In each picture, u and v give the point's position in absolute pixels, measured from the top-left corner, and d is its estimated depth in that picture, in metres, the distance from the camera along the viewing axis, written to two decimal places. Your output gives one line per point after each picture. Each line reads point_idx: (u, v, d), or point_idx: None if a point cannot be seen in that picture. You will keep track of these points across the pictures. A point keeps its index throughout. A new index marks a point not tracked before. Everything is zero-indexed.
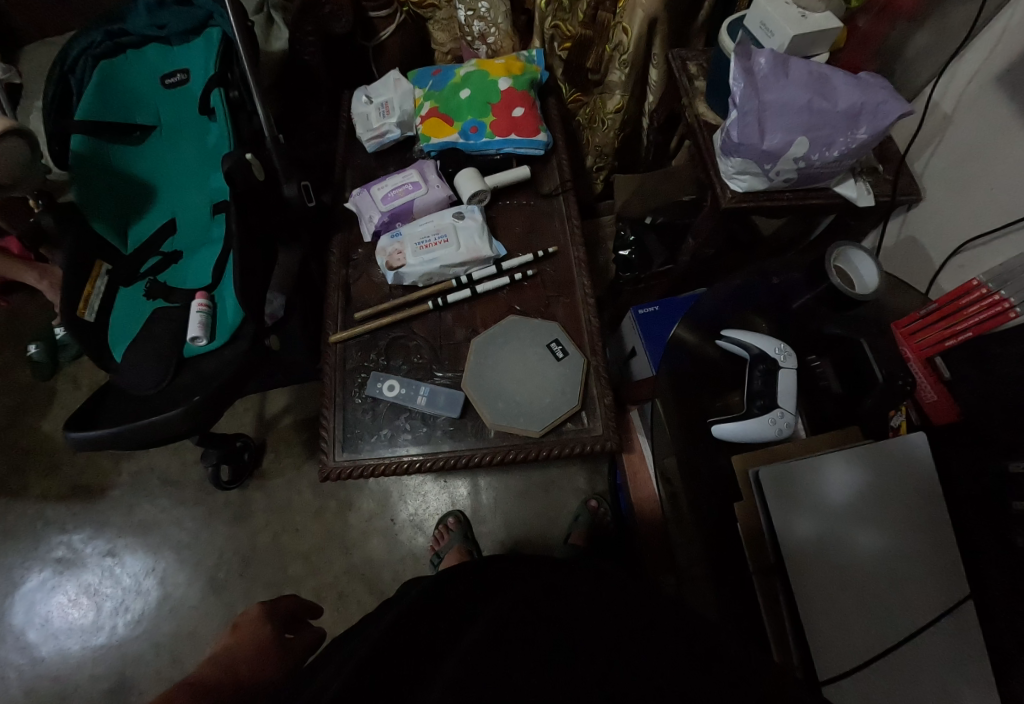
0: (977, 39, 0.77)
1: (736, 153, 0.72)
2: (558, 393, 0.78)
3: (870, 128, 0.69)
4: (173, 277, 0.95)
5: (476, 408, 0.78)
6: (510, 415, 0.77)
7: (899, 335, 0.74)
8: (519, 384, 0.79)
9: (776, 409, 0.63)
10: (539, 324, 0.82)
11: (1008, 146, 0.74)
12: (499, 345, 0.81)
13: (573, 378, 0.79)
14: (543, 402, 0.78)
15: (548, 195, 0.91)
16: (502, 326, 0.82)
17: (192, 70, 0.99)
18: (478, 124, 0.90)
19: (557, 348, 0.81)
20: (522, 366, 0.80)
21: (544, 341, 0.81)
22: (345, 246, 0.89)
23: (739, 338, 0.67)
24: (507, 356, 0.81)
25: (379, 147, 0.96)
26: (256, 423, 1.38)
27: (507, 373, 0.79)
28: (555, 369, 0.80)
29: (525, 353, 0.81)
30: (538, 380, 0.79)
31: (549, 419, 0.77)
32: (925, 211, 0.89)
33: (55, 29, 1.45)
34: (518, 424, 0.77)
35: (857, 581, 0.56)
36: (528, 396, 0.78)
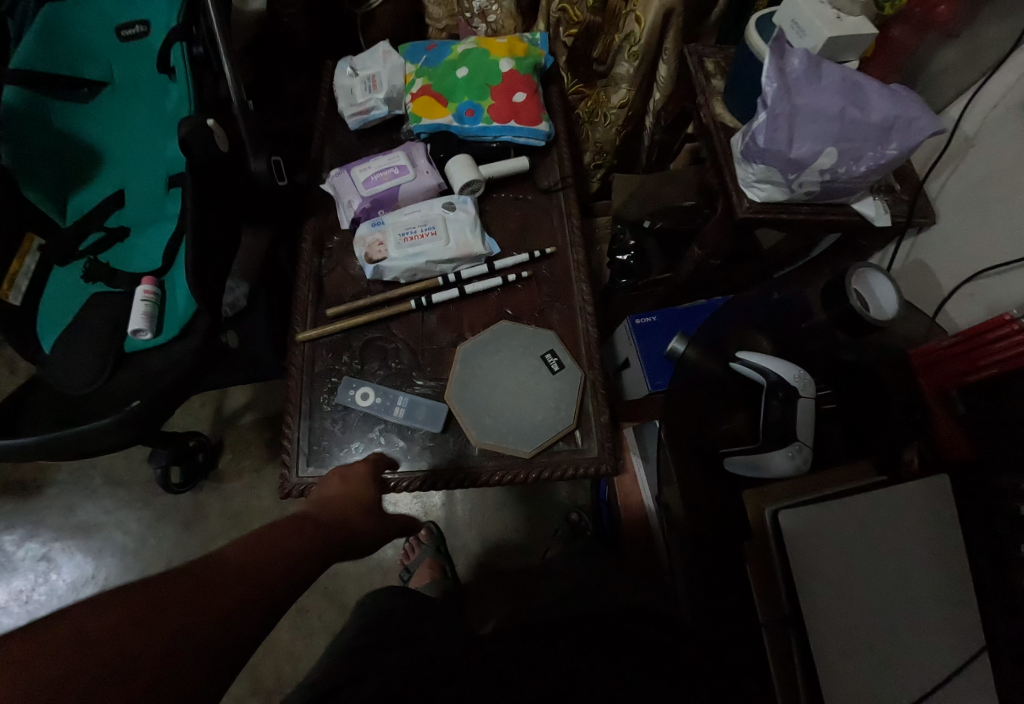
0: (1008, 62, 0.74)
1: (760, 159, 0.66)
2: (552, 410, 0.71)
3: (901, 144, 0.64)
4: (119, 257, 0.84)
5: (459, 422, 0.70)
6: (498, 433, 0.70)
7: (922, 364, 0.67)
8: (509, 399, 0.72)
9: (793, 442, 0.58)
10: (535, 331, 0.75)
11: None
12: (487, 354, 0.74)
13: (569, 394, 0.72)
14: (535, 420, 0.71)
15: (548, 190, 0.83)
16: (493, 332, 0.74)
17: (153, 22, 0.87)
18: (475, 107, 0.82)
19: (553, 360, 0.73)
20: (512, 379, 0.73)
21: (538, 351, 0.74)
22: (319, 233, 0.80)
23: (755, 362, 0.62)
24: (496, 367, 0.73)
25: (362, 125, 0.87)
26: (213, 420, 1.26)
27: (496, 385, 0.72)
28: (549, 384, 0.73)
29: (517, 365, 0.73)
30: (530, 394, 0.72)
31: (541, 439, 0.70)
32: (938, 235, 0.86)
33: None
34: (506, 443, 0.70)
35: (874, 637, 0.51)
36: (518, 411, 0.71)
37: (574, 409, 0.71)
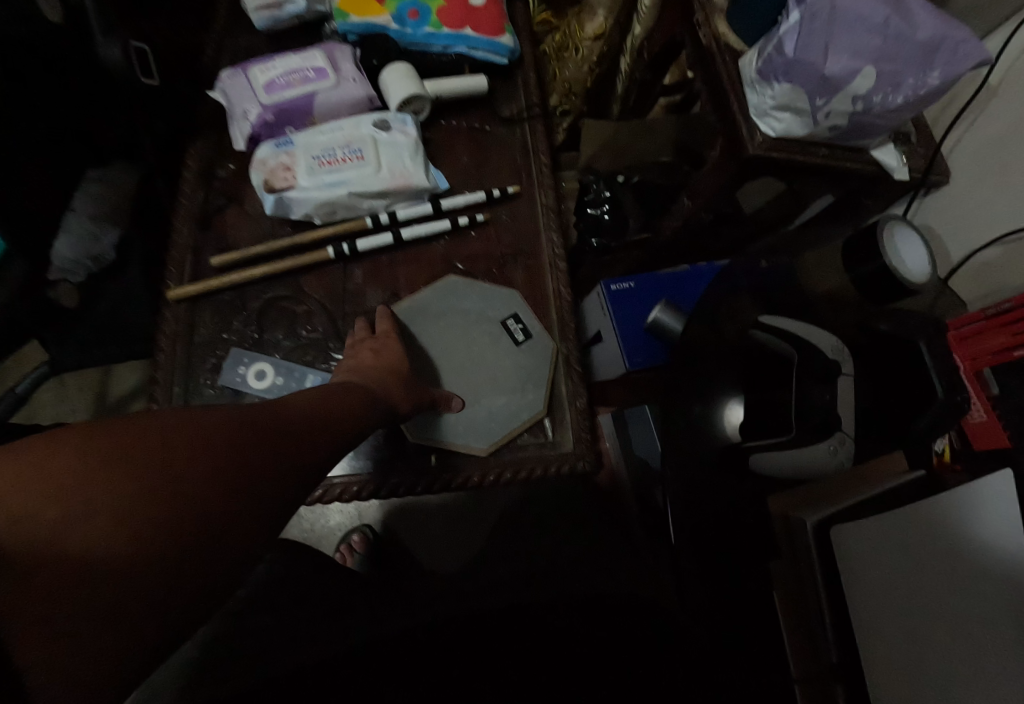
0: None
1: (784, 75, 0.53)
2: (514, 392, 0.56)
3: (945, 72, 0.52)
4: None
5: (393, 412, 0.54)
6: (446, 425, 0.54)
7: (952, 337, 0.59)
8: (461, 378, 0.56)
9: (835, 433, 0.42)
10: (493, 291, 0.59)
11: None
12: (431, 322, 0.57)
13: (535, 370, 0.57)
14: (492, 406, 0.55)
15: (510, 120, 0.66)
16: (438, 289, 0.58)
17: None
18: (421, 7, 0.63)
19: (515, 328, 0.58)
20: (464, 353, 0.57)
21: (496, 316, 0.58)
22: (207, 157, 0.60)
23: (778, 325, 0.47)
24: (443, 338, 0.57)
25: (271, 24, 0.67)
26: (93, 408, 1.02)
27: (443, 361, 0.56)
28: (510, 358, 0.57)
29: (470, 334, 0.57)
30: (487, 372, 0.56)
31: (502, 431, 0.54)
32: (947, 198, 0.77)
33: None
34: (455, 435, 0.54)
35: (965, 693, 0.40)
36: (470, 395, 0.55)
37: (544, 391, 0.56)
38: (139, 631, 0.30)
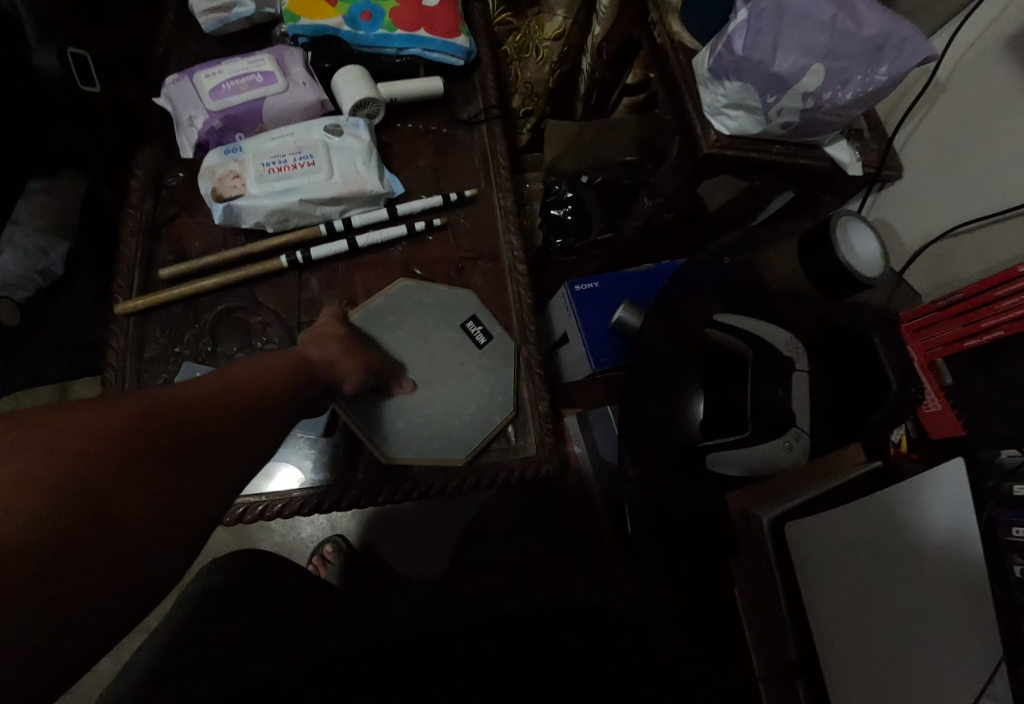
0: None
1: (735, 74, 0.53)
2: (482, 397, 0.55)
3: (891, 69, 0.53)
4: None
5: (359, 432, 0.52)
6: (419, 440, 0.53)
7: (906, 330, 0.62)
8: (428, 388, 0.55)
9: (791, 429, 0.42)
10: (453, 293, 0.58)
11: (1006, 117, 0.63)
12: (393, 333, 0.56)
13: (502, 370, 0.57)
14: (462, 413, 0.54)
15: (467, 122, 0.65)
16: (397, 297, 0.57)
17: None
18: (373, 9, 0.62)
19: (478, 330, 0.57)
20: (428, 362, 0.56)
21: (458, 320, 0.57)
22: (155, 165, 0.58)
23: (731, 324, 0.47)
24: (406, 349, 0.56)
25: (222, 28, 0.66)
26: None
27: (408, 372, 0.55)
28: (475, 362, 0.57)
29: (432, 342, 0.56)
30: (453, 380, 0.56)
31: (474, 438, 0.54)
32: (899, 191, 0.78)
33: None
34: (427, 448, 0.53)
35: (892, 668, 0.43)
36: (440, 404, 0.55)
37: (511, 392, 0.56)
38: (112, 608, 0.30)
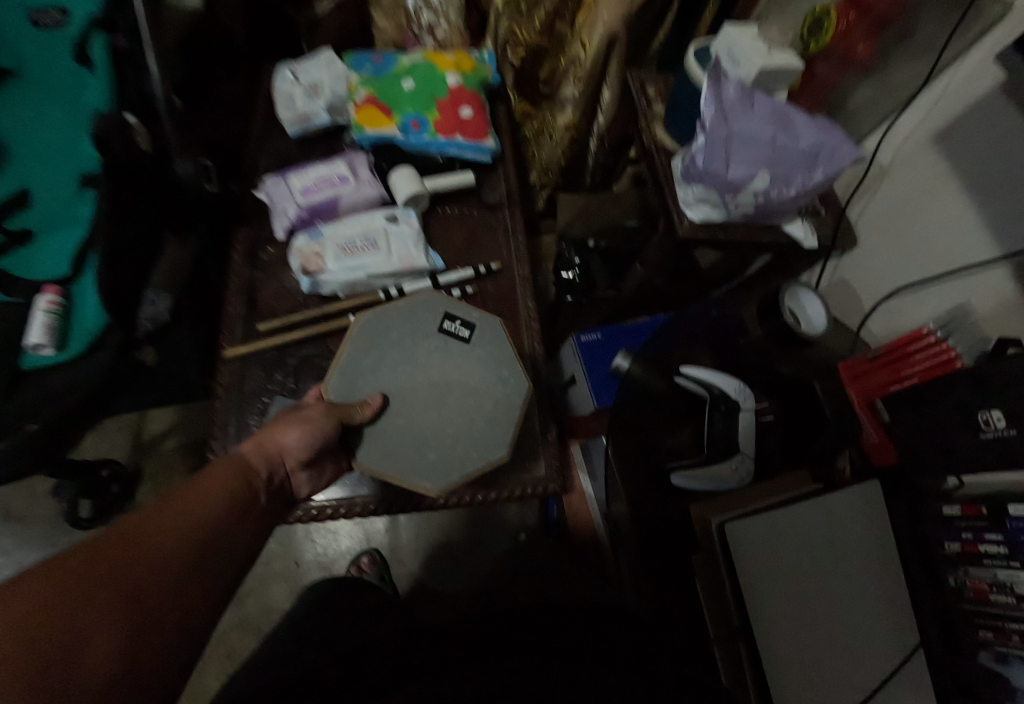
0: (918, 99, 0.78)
1: (699, 180, 0.68)
2: (495, 386, 0.64)
3: (825, 171, 0.67)
4: (14, 265, 0.73)
5: (403, 480, 0.59)
6: (462, 458, 0.60)
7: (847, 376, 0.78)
8: (446, 411, 0.62)
9: (736, 454, 0.59)
10: (428, 301, 0.69)
11: (938, 199, 0.77)
12: (392, 387, 0.62)
13: (497, 343, 0.67)
14: (486, 417, 0.63)
15: (493, 207, 0.82)
16: (372, 335, 0.65)
17: (71, 6, 0.77)
18: (420, 119, 0.80)
19: (463, 326, 0.67)
20: (433, 393, 0.63)
21: (437, 328, 0.67)
22: (253, 242, 0.76)
23: (697, 377, 0.61)
24: (404, 393, 0.62)
25: (302, 131, 0.85)
26: (132, 447, 1.15)
27: (418, 410, 0.62)
28: (475, 352, 0.66)
29: (420, 368, 0.64)
30: (460, 383, 0.64)
31: (506, 421, 0.63)
32: (858, 256, 0.92)
33: None
34: (471, 462, 0.60)
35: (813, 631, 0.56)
36: (466, 420, 0.62)
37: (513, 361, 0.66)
38: None
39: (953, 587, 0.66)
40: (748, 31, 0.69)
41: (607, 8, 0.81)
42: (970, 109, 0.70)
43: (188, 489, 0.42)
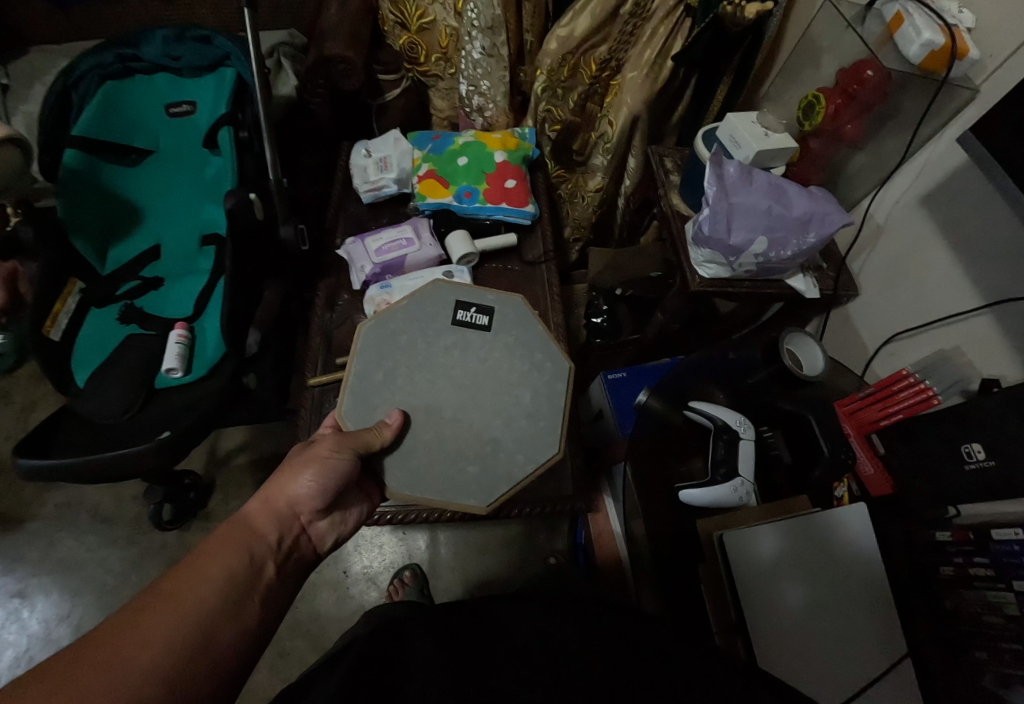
0: (904, 167, 0.85)
1: (706, 244, 0.81)
2: (523, 369, 0.73)
3: (818, 234, 0.78)
4: (152, 304, 0.92)
5: (456, 504, 0.67)
6: (512, 463, 0.68)
7: (842, 412, 0.86)
8: (480, 415, 0.70)
9: (736, 478, 0.75)
10: (435, 292, 0.77)
11: (931, 255, 0.82)
12: (421, 408, 0.69)
13: (513, 320, 0.77)
14: (523, 413, 0.71)
15: (532, 263, 0.96)
16: (382, 340, 0.73)
17: (199, 102, 1.00)
18: (473, 190, 0.96)
19: (478, 313, 0.76)
20: (460, 393, 0.70)
21: (448, 319, 0.75)
22: (333, 291, 0.92)
23: (706, 410, 0.79)
24: (432, 401, 0.69)
25: (374, 199, 1.02)
26: (206, 461, 1.29)
27: (451, 420, 0.69)
28: (496, 335, 0.75)
29: (440, 366, 0.71)
30: (495, 382, 0.71)
31: (550, 405, 0.72)
32: (863, 305, 0.95)
33: (52, 39, 1.31)
34: (518, 471, 0.68)
35: (806, 623, 0.68)
36: (506, 427, 0.70)
37: (536, 338, 0.76)
38: None
39: (950, 611, 0.68)
40: (748, 118, 0.82)
41: (629, 92, 0.98)
42: (950, 176, 0.77)
43: (185, 568, 0.52)
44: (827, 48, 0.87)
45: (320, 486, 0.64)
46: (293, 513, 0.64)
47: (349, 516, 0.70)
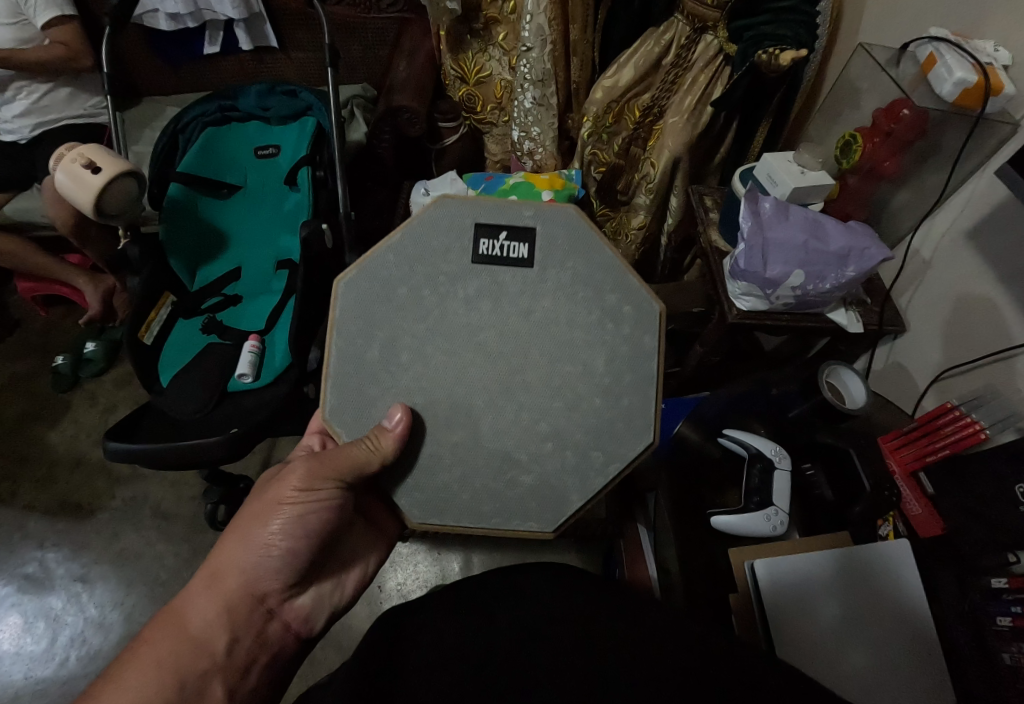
0: (948, 201, 0.84)
1: (743, 277, 0.83)
2: (590, 326, 0.58)
3: (858, 268, 0.79)
4: (230, 317, 1.04)
5: (511, 529, 0.60)
6: (585, 462, 0.59)
7: (887, 448, 0.84)
8: (530, 402, 0.58)
9: (770, 507, 0.80)
10: (445, 215, 0.58)
11: (979, 290, 0.79)
12: (444, 399, 0.58)
13: (565, 247, 0.58)
14: (595, 393, 0.58)
15: None
16: (370, 297, 0.58)
17: (282, 146, 1.11)
18: None
19: (511, 242, 0.58)
20: (493, 372, 0.58)
21: (468, 257, 0.58)
22: None
23: (740, 438, 0.86)
24: (458, 389, 0.58)
25: None
26: (260, 469, 1.37)
27: (489, 411, 0.58)
28: (540, 274, 0.58)
29: (462, 334, 0.58)
30: (552, 344, 0.58)
31: (631, 373, 0.58)
32: (910, 340, 0.92)
33: (163, 89, 1.52)
34: (594, 478, 0.59)
35: (837, 642, 0.70)
36: (572, 416, 0.59)
37: (599, 271, 0.58)
38: None
39: (1010, 666, 0.64)
40: (784, 158, 0.86)
41: (671, 137, 1.04)
42: (994, 210, 0.76)
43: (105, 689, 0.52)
44: (866, 89, 0.91)
45: (281, 561, 0.63)
46: (258, 597, 0.63)
47: (332, 586, 0.70)
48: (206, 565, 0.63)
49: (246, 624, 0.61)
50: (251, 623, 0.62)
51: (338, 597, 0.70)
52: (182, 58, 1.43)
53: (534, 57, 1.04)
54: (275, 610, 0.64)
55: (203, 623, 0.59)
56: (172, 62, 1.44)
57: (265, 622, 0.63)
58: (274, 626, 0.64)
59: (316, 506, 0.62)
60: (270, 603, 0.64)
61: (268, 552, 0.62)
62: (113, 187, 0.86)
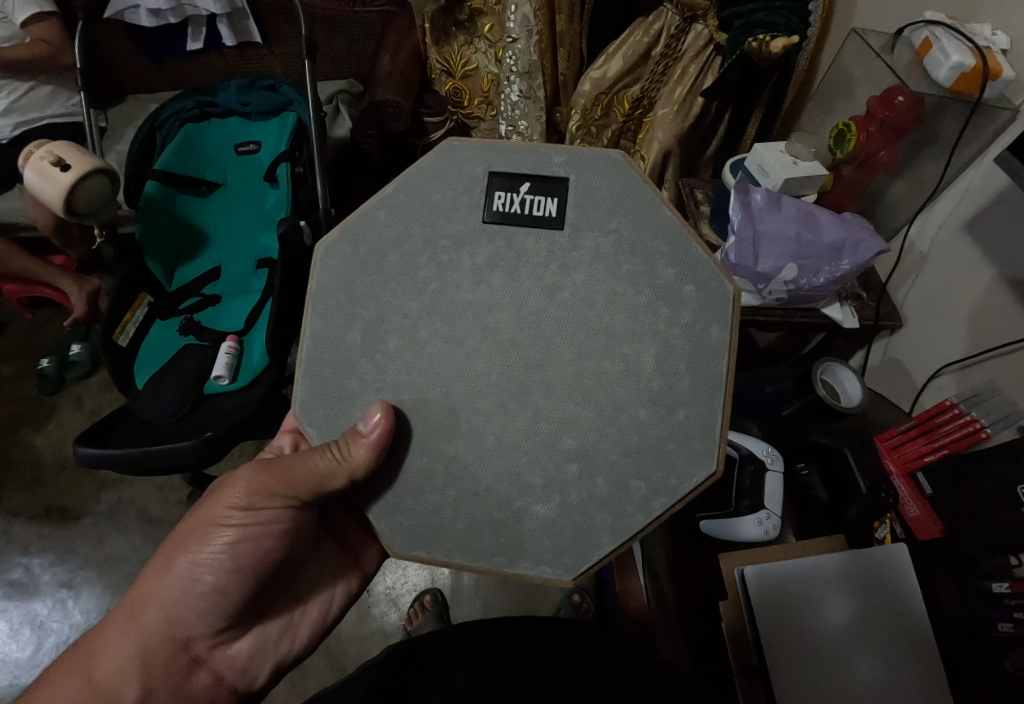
0: (945, 192, 0.81)
1: (733, 272, 0.81)
2: (636, 308, 0.52)
3: (852, 261, 0.77)
4: (209, 318, 1.01)
5: (522, 572, 0.55)
6: (623, 493, 0.53)
7: (883, 447, 0.81)
8: (527, 390, 0.54)
9: (762, 511, 0.78)
10: (457, 160, 0.55)
11: (976, 282, 0.77)
12: (411, 397, 0.55)
13: (607, 202, 0.53)
14: (641, 401, 0.53)
15: None
16: (357, 260, 0.56)
17: (263, 142, 1.09)
18: None
19: (534, 197, 0.53)
20: (487, 357, 0.54)
21: (480, 213, 0.54)
22: None
23: (733, 440, 0.83)
24: (436, 390, 0.55)
25: None
26: None
27: (461, 411, 0.55)
28: (572, 236, 0.53)
29: (470, 315, 0.54)
30: (588, 326, 0.53)
31: (688, 367, 0.52)
32: (907, 337, 0.89)
33: (146, 87, 1.49)
34: (633, 515, 0.53)
35: (821, 648, 0.68)
36: (606, 432, 0.53)
37: (651, 234, 0.52)
38: None
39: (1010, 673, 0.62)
40: (775, 147, 0.83)
41: (662, 128, 1.00)
42: (993, 200, 0.73)
43: None
44: (860, 78, 0.89)
45: (206, 601, 0.60)
46: (182, 644, 0.60)
47: (279, 630, 0.67)
48: (125, 599, 0.60)
49: (164, 670, 0.58)
50: (171, 670, 0.59)
51: (286, 644, 0.68)
52: (166, 54, 1.40)
53: (520, 48, 1.01)
54: (203, 658, 0.62)
55: (111, 671, 0.57)
56: (155, 58, 1.42)
57: (190, 669, 0.60)
58: (202, 674, 0.62)
59: (248, 535, 0.59)
60: (197, 650, 0.61)
61: (189, 592, 0.59)
62: (83, 185, 0.83)
